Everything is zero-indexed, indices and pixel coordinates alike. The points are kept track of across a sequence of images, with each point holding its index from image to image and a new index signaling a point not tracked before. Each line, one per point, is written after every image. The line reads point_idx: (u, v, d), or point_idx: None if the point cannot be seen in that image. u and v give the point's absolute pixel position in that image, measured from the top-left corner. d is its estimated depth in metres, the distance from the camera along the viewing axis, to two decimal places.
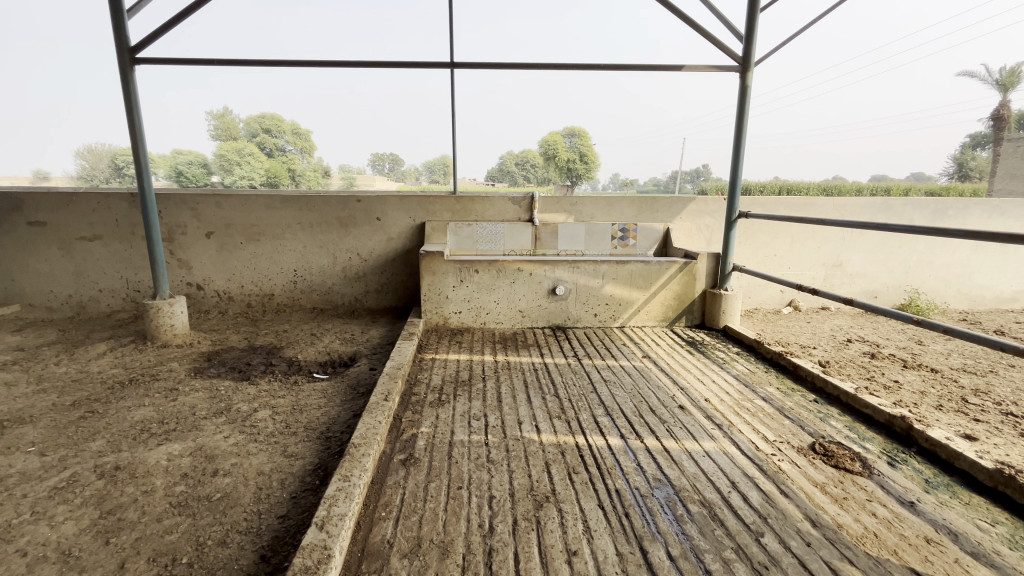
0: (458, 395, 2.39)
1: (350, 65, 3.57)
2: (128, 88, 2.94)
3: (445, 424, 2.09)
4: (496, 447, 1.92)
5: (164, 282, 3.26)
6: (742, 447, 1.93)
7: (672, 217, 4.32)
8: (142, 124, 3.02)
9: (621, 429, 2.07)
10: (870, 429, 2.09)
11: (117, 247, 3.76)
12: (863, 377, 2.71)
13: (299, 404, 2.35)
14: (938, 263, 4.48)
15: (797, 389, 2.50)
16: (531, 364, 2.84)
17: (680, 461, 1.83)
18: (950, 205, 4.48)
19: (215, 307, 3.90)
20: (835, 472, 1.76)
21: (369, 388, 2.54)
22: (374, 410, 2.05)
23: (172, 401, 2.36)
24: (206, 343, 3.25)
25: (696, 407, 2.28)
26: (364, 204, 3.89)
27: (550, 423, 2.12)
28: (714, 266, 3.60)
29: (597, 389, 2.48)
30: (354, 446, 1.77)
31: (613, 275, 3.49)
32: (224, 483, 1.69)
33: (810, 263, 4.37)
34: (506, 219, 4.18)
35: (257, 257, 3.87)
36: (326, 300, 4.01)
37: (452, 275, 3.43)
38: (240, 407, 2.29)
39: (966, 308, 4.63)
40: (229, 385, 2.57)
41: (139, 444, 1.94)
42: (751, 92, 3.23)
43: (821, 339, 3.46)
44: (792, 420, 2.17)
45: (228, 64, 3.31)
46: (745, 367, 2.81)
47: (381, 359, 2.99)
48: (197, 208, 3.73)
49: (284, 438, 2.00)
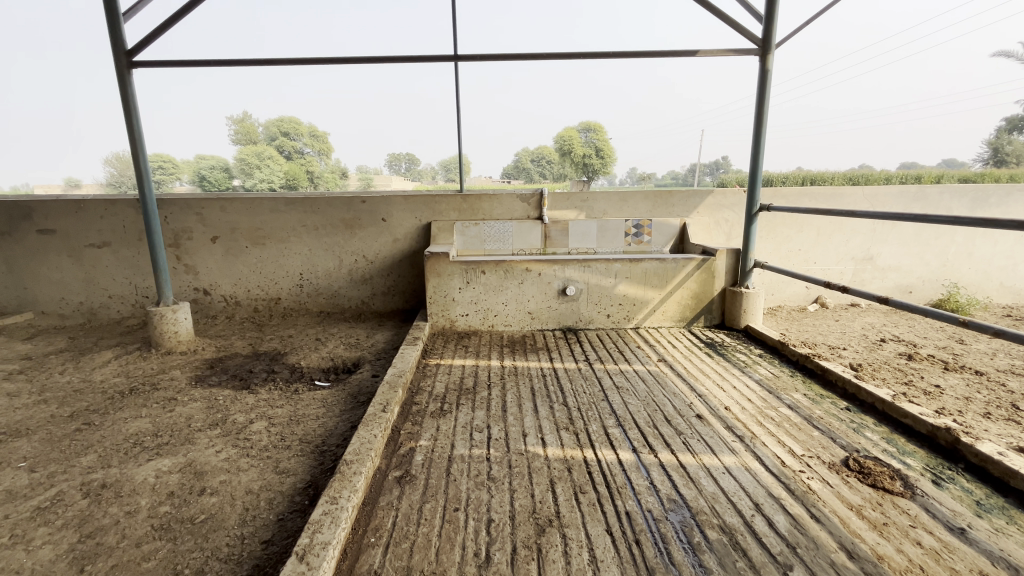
0: (461, 404, 2.27)
1: (353, 61, 3.47)
2: (125, 92, 2.90)
3: (446, 437, 1.97)
4: (498, 463, 1.79)
5: (168, 288, 3.22)
6: (766, 462, 1.76)
7: (689, 211, 4.12)
8: (142, 129, 2.98)
9: (634, 443, 1.92)
10: (910, 441, 1.90)
11: (125, 253, 3.76)
12: (899, 381, 2.50)
13: (297, 415, 2.26)
14: (978, 254, 4.18)
15: (827, 396, 2.32)
16: (539, 369, 2.71)
17: (698, 480, 1.67)
18: (991, 193, 4.19)
19: (222, 312, 3.87)
20: (872, 492, 1.59)
21: (369, 397, 2.44)
22: (370, 423, 1.95)
23: (169, 412, 2.30)
24: (211, 349, 3.21)
25: (715, 417, 2.12)
26: (369, 205, 3.80)
27: (557, 435, 1.99)
28: (735, 262, 3.40)
29: (609, 397, 2.33)
30: (345, 464, 1.66)
31: (627, 273, 3.33)
32: (210, 503, 1.60)
33: (838, 256, 4.13)
34: (514, 217, 4.05)
35: (263, 261, 3.82)
36: (333, 304, 3.95)
37: (458, 277, 3.31)
38: (236, 419, 2.22)
39: (1009, 303, 4.31)
40: (228, 394, 2.50)
41: (129, 460, 1.88)
42: (772, 77, 3.02)
43: (851, 338, 3.25)
44: (822, 431, 1.99)
45: (227, 65, 3.25)
46: (769, 371, 2.63)
47: (384, 365, 2.89)
48: (203, 213, 3.69)
49: (276, 452, 1.91)
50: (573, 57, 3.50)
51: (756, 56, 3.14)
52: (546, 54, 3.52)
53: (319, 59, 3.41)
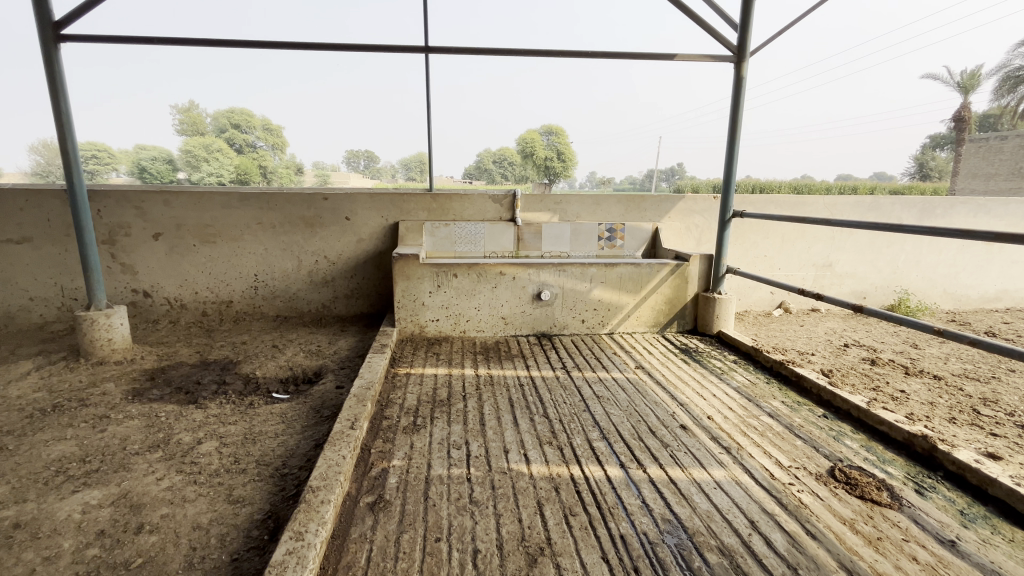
0: (436, 417, 2.12)
1: (317, 49, 3.25)
2: (51, 68, 2.57)
3: (421, 456, 1.83)
4: (480, 484, 1.66)
5: (100, 291, 2.89)
6: (755, 475, 1.72)
7: (660, 216, 4.12)
8: (71, 111, 2.64)
9: (621, 457, 1.84)
10: (888, 449, 1.92)
11: (49, 251, 3.36)
12: (868, 387, 2.55)
13: (253, 433, 2.04)
14: (925, 262, 4.42)
15: (803, 403, 2.32)
16: (516, 378, 2.59)
17: (690, 496, 1.61)
18: (937, 204, 4.43)
19: (165, 316, 3.53)
20: (862, 504, 1.57)
21: (334, 411, 2.24)
22: (337, 442, 1.77)
23: (99, 433, 2.02)
24: (152, 359, 2.90)
25: (699, 428, 2.07)
26: (331, 202, 3.57)
27: (541, 450, 1.88)
28: (707, 267, 3.41)
29: (590, 408, 2.24)
30: (311, 491, 1.49)
31: (602, 278, 3.27)
32: (150, 543, 1.39)
33: (800, 263, 4.25)
34: (486, 218, 3.92)
35: (212, 261, 3.51)
36: (291, 308, 3.68)
37: (428, 280, 3.15)
38: (180, 439, 1.97)
39: (951, 308, 4.58)
40: (171, 410, 2.24)
41: (50, 492, 1.61)
42: (746, 85, 3.05)
43: (817, 343, 3.32)
44: (805, 440, 1.98)
45: (173, 44, 2.95)
46: (745, 378, 2.62)
47: (349, 375, 2.69)
48: (143, 206, 3.35)
49: (229, 478, 1.70)
50: (550, 55, 3.41)
51: (730, 63, 3.15)
52: (520, 51, 3.42)
53: (280, 44, 3.17)
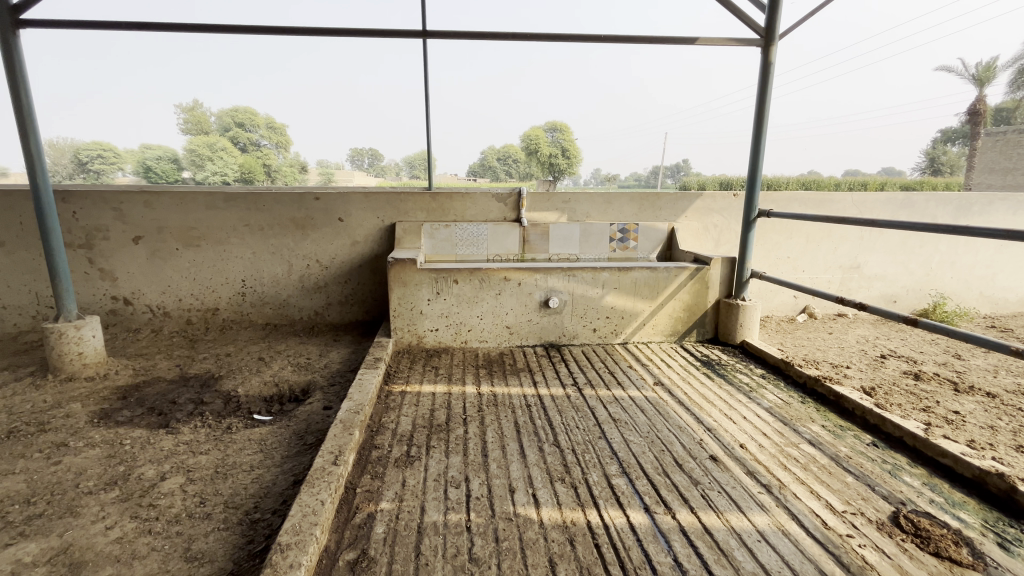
0: (432, 447, 1.87)
1: (305, 34, 3.00)
2: (9, 55, 2.34)
3: (415, 496, 1.58)
4: (481, 535, 1.41)
5: (71, 300, 2.66)
6: (805, 523, 1.46)
7: (676, 215, 3.85)
8: (32, 103, 2.42)
9: (645, 499, 1.58)
10: (956, 488, 1.65)
11: (22, 256, 3.14)
12: (917, 407, 2.28)
13: (225, 466, 1.80)
14: (961, 264, 4.12)
15: (847, 428, 2.06)
16: (522, 397, 2.33)
17: (731, 553, 1.35)
18: (974, 201, 4.13)
19: (147, 325, 3.31)
20: (939, 564, 1.31)
21: (320, 438, 2.01)
22: (317, 482, 1.52)
23: (52, 466, 1.79)
24: (127, 373, 2.67)
25: (732, 460, 1.81)
26: (323, 202, 3.33)
27: (552, 490, 1.63)
28: (730, 272, 3.14)
29: (607, 435, 1.99)
30: (280, 551, 1.24)
31: (616, 283, 3.01)
32: None
33: (826, 265, 3.98)
34: (489, 219, 3.67)
35: (196, 266, 3.28)
36: (281, 316, 3.45)
37: (426, 287, 2.90)
38: (142, 474, 1.74)
39: (989, 313, 4.27)
40: (138, 436, 2.01)
41: None
42: (774, 71, 2.77)
43: (851, 355, 3.05)
44: (856, 476, 1.71)
45: (146, 29, 2.71)
46: (777, 397, 2.36)
47: (339, 393, 2.45)
48: (122, 208, 3.12)
49: (189, 527, 1.46)
50: (560, 41, 3.15)
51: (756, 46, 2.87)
52: (526, 36, 3.16)
53: (265, 29, 2.92)
